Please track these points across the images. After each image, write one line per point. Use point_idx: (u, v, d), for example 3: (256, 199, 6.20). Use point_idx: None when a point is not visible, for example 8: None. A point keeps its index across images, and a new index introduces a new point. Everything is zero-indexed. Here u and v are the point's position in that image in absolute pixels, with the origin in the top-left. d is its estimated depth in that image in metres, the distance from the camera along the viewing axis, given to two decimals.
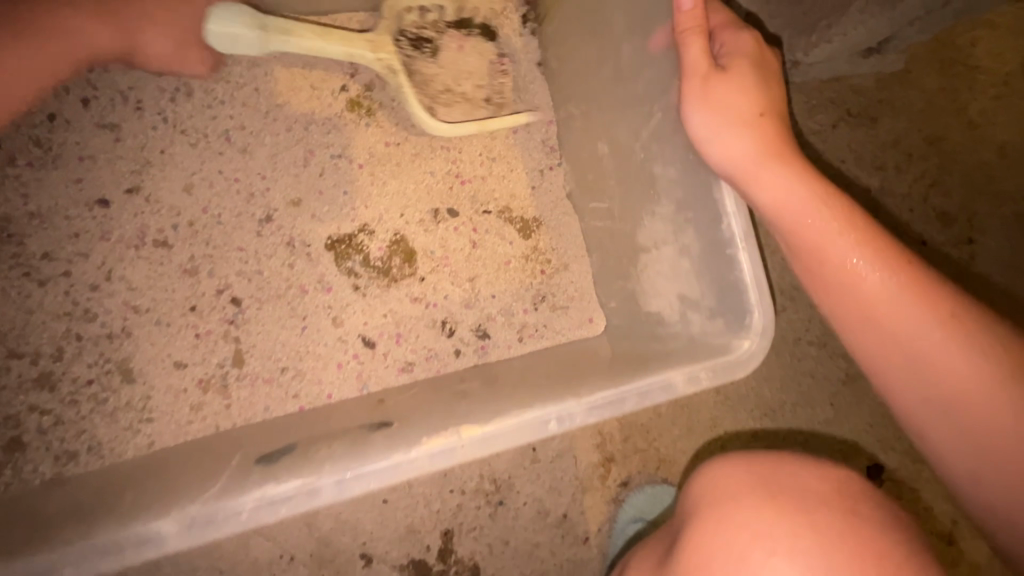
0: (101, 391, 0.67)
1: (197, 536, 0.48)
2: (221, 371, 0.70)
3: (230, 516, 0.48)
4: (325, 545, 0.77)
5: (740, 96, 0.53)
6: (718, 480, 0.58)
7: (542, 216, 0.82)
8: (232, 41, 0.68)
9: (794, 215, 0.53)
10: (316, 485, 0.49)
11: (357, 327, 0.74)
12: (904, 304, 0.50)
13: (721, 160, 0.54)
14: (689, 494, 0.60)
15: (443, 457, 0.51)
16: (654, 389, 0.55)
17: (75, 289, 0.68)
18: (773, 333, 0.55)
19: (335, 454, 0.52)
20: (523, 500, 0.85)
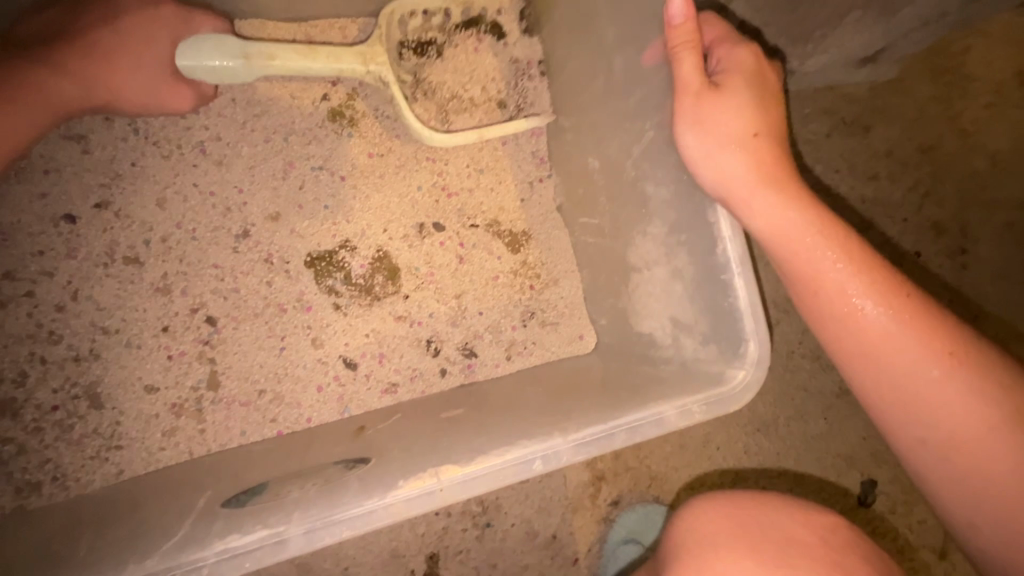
0: (67, 417, 0.64)
1: None
2: (195, 394, 0.67)
3: (190, 570, 0.45)
4: (306, 571, 0.75)
5: (735, 115, 0.51)
6: (703, 523, 0.57)
7: (531, 230, 0.80)
8: (214, 73, 0.67)
9: (789, 242, 0.51)
10: (284, 537, 0.46)
11: (338, 347, 0.71)
12: (900, 339, 0.48)
13: (712, 182, 0.52)
14: (673, 532, 0.59)
15: (423, 501, 0.49)
16: (645, 423, 0.52)
17: (39, 310, 0.65)
18: (770, 363, 0.52)
19: (307, 497, 0.50)
20: (511, 522, 0.83)
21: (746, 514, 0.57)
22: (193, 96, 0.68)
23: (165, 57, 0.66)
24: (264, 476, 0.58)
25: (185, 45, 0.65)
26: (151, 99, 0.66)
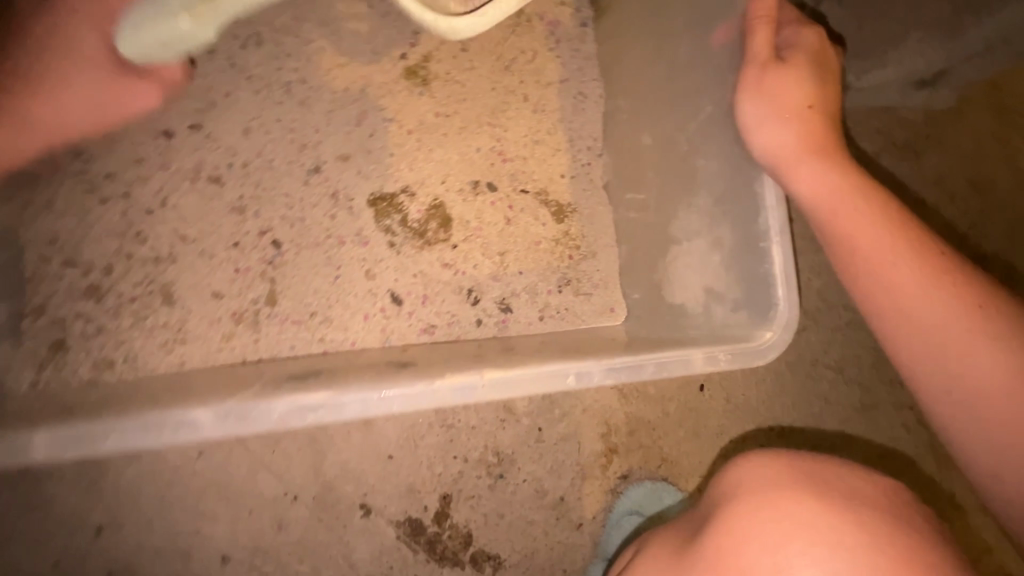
0: (143, 308, 0.70)
1: (227, 428, 0.51)
2: (255, 307, 0.73)
3: (262, 415, 0.51)
4: (328, 491, 0.79)
5: (793, 90, 0.56)
6: (767, 470, 0.62)
7: (577, 203, 0.84)
8: (169, 40, 0.59)
9: (829, 204, 0.56)
10: (346, 402, 0.52)
11: (387, 283, 0.77)
12: (928, 292, 0.52)
13: (763, 150, 0.56)
14: (734, 475, 0.64)
15: (469, 392, 0.54)
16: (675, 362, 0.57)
17: (131, 211, 0.71)
18: (797, 325, 0.57)
19: (363, 381, 0.56)
20: (523, 478, 0.87)
21: (806, 466, 0.62)
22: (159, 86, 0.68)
23: (104, 52, 0.63)
24: (322, 371, 0.64)
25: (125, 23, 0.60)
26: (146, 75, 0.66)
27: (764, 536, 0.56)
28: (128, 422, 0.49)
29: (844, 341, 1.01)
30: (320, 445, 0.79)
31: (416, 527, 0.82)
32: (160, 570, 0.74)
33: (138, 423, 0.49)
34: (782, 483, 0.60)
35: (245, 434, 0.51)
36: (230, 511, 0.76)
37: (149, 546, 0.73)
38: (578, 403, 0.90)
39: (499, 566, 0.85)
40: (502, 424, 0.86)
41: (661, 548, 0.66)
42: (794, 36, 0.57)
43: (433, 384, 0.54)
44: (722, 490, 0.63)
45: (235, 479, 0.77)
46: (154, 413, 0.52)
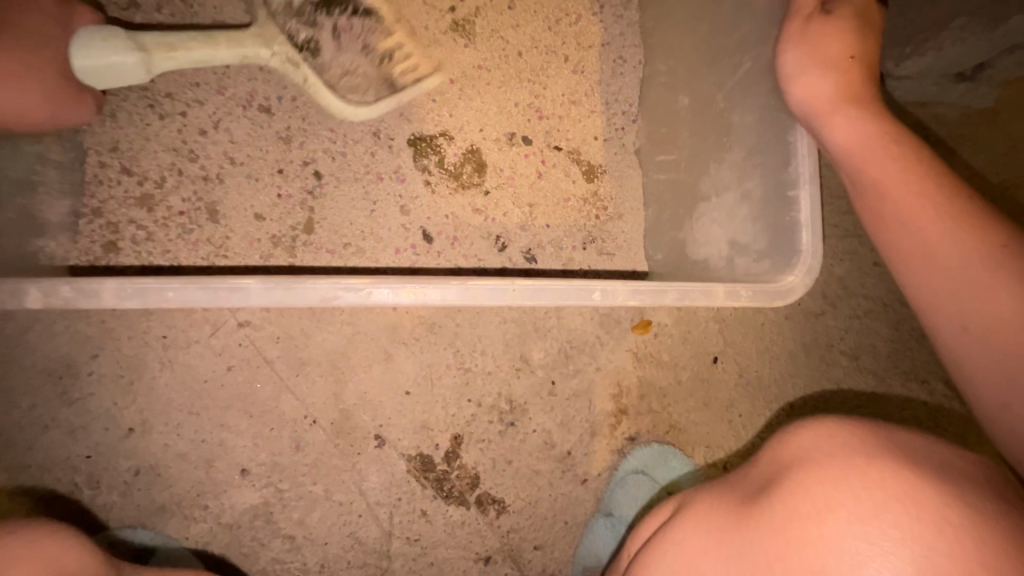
0: (189, 222, 0.74)
1: (274, 297, 0.55)
2: (293, 233, 0.77)
3: (306, 289, 0.55)
4: (346, 418, 0.82)
5: (836, 41, 0.58)
6: (850, 440, 0.54)
7: (608, 164, 0.86)
8: (107, 71, 0.65)
9: (864, 152, 0.58)
10: (382, 287, 0.57)
11: (420, 220, 0.80)
12: (956, 236, 0.53)
13: (801, 97, 0.58)
14: (805, 441, 0.56)
15: (496, 294, 0.57)
16: (694, 292, 0.58)
17: (187, 130, 0.76)
18: (819, 271, 0.58)
19: (400, 278, 0.59)
20: (533, 428, 0.89)
21: (890, 436, 0.54)
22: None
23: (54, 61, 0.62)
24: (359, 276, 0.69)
25: (77, 40, 0.64)
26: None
27: (851, 515, 0.48)
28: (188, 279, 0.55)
29: (861, 329, 1.01)
30: (342, 374, 0.82)
31: (427, 463, 0.84)
32: (183, 475, 0.77)
33: (197, 284, 0.54)
34: (868, 454, 0.51)
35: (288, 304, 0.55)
36: (252, 426, 0.79)
37: (175, 450, 0.77)
38: (593, 361, 0.92)
39: (502, 511, 0.87)
40: (517, 373, 0.89)
41: (705, 513, 0.60)
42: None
43: (463, 282, 0.57)
44: (790, 457, 0.56)
45: (260, 396, 0.80)
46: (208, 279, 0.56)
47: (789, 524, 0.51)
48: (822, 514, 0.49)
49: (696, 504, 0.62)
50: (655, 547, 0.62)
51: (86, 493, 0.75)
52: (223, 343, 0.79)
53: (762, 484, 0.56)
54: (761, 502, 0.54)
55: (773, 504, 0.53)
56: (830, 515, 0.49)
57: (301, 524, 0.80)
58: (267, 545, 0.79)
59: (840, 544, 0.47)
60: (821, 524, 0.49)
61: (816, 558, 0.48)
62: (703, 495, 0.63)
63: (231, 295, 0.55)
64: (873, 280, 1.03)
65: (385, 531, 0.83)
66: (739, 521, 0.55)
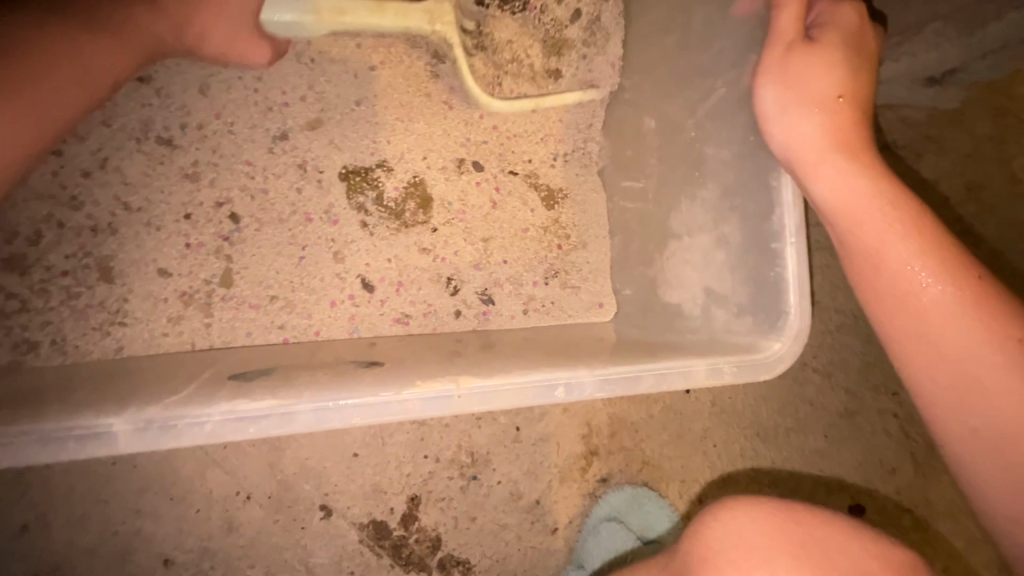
0: (75, 285, 0.62)
1: (152, 441, 0.45)
2: (207, 288, 0.66)
3: (193, 425, 0.45)
4: (286, 490, 0.73)
5: (823, 75, 0.52)
6: (755, 541, 0.50)
7: (569, 190, 0.77)
8: (287, 32, 0.66)
9: (852, 209, 0.52)
10: (294, 411, 0.47)
11: (358, 266, 0.70)
12: (955, 317, 0.49)
13: (780, 140, 0.53)
14: (714, 537, 0.51)
15: (436, 405, 0.49)
16: (673, 373, 0.52)
17: (64, 172, 0.63)
18: (807, 339, 0.53)
19: (318, 383, 0.50)
20: (497, 480, 0.82)
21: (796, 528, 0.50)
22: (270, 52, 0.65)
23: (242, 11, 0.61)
24: (282, 366, 0.58)
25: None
26: (230, 50, 0.63)
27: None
28: (36, 429, 0.44)
29: (835, 347, 0.97)
30: (278, 440, 0.73)
31: (381, 530, 0.76)
32: (95, 572, 0.67)
33: (37, 437, 0.44)
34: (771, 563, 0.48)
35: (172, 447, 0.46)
36: (175, 509, 0.69)
37: (81, 546, 0.67)
38: (560, 402, 0.85)
39: (468, 572, 0.80)
40: (478, 422, 0.81)
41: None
42: (827, 16, 0.53)
43: (397, 394, 0.48)
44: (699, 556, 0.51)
45: (181, 475, 0.69)
46: (71, 415, 0.46)
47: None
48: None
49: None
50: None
51: None
52: None
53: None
54: None
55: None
56: None
57: None
58: None
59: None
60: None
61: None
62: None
63: (92, 442, 0.44)
64: (845, 294, 0.99)
65: None
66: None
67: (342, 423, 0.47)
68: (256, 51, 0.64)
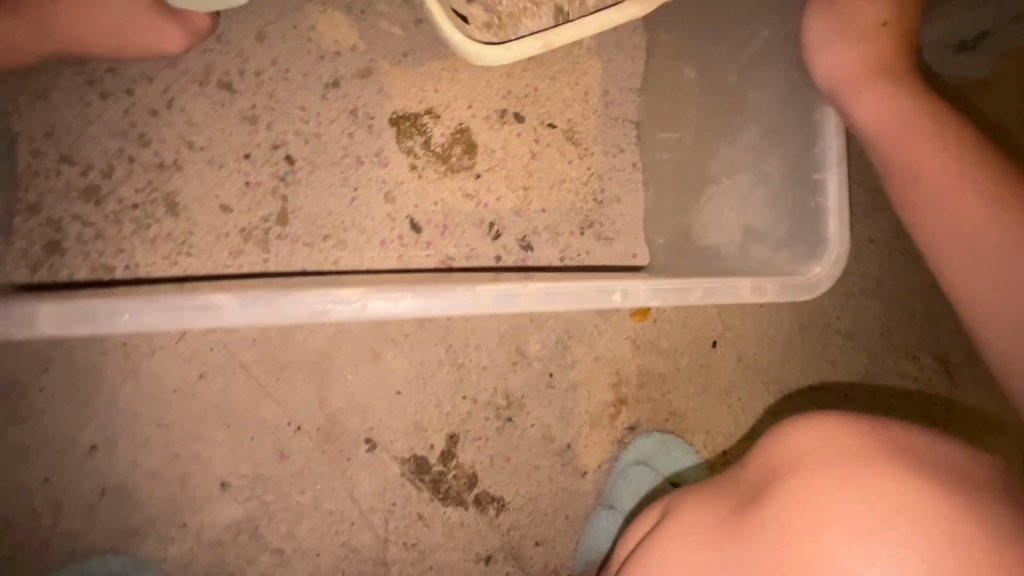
0: (145, 217, 0.66)
1: (253, 315, 0.49)
2: (265, 225, 0.69)
3: (291, 303, 0.49)
4: (332, 423, 0.77)
5: (866, 5, 0.55)
6: (837, 442, 0.50)
7: (607, 141, 0.80)
8: (199, 2, 0.59)
9: (895, 130, 0.56)
10: (380, 299, 0.51)
11: (407, 208, 0.73)
12: (992, 217, 0.52)
13: (829, 67, 0.55)
14: (796, 443, 0.52)
15: (506, 301, 0.52)
16: (720, 289, 0.55)
17: (134, 111, 0.66)
18: (846, 262, 0.56)
19: (396, 283, 0.54)
20: (531, 423, 0.85)
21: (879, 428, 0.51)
22: (185, 33, 0.63)
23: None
24: (343, 279, 0.61)
25: None
26: (136, 42, 0.62)
27: (860, 535, 0.45)
28: (152, 298, 0.48)
29: (859, 307, 0.99)
30: (326, 375, 0.77)
31: (421, 465, 0.80)
32: (156, 493, 0.71)
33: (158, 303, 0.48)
34: (864, 456, 0.48)
35: (270, 324, 0.49)
36: (230, 436, 0.73)
37: (144, 468, 0.71)
38: (591, 351, 0.88)
39: (502, 509, 0.83)
40: (512, 367, 0.84)
41: (690, 519, 0.55)
42: None
43: (471, 289, 0.52)
44: (781, 462, 0.52)
45: (237, 404, 0.73)
46: (177, 295, 0.50)
47: (782, 541, 0.48)
48: (820, 533, 0.46)
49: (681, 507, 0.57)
50: (632, 560, 0.56)
51: (46, 519, 0.68)
52: (193, 349, 0.72)
53: (752, 489, 0.53)
54: (754, 518, 0.50)
55: (765, 518, 0.49)
56: (827, 535, 0.46)
57: (290, 536, 0.75)
58: (254, 560, 0.74)
59: (840, 565, 0.45)
60: (819, 543, 0.46)
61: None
62: (688, 494, 0.59)
63: (204, 316, 0.48)
64: (869, 258, 1.00)
65: (381, 537, 0.78)
66: (729, 532, 0.51)
67: (426, 311, 0.51)
68: (170, 32, 0.62)
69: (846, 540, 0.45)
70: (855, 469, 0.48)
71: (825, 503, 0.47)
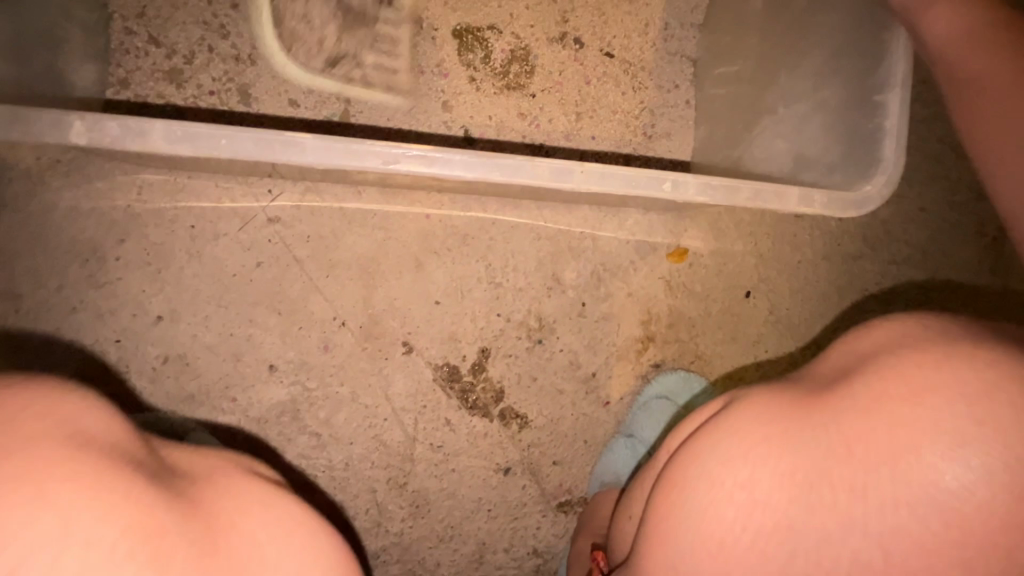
0: (220, 104, 0.70)
1: (329, 155, 0.53)
2: (327, 124, 0.73)
3: (362, 151, 0.53)
4: (373, 323, 0.81)
5: None
6: (924, 327, 0.54)
7: (664, 73, 0.80)
8: None
9: (958, 43, 0.62)
10: (447, 157, 0.55)
11: (461, 120, 0.75)
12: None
13: None
14: (887, 330, 0.56)
15: (561, 174, 0.56)
16: (767, 196, 0.56)
17: (218, 3, 0.71)
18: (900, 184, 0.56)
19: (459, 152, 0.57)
20: (560, 347, 0.88)
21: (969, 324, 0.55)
22: None
23: None
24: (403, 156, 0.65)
25: None
26: None
27: (964, 397, 0.48)
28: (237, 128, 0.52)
29: (901, 274, 0.98)
30: (371, 278, 0.81)
31: (453, 373, 0.84)
32: (213, 367, 0.77)
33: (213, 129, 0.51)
34: (962, 336, 0.52)
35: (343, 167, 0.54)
36: (281, 324, 0.78)
37: (204, 342, 0.77)
38: (625, 287, 0.90)
39: (525, 426, 0.87)
40: (548, 292, 0.87)
41: (762, 400, 0.57)
42: None
43: (530, 159, 0.55)
44: (871, 346, 0.55)
45: (289, 294, 0.79)
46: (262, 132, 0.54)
47: (875, 406, 0.51)
48: (920, 396, 0.49)
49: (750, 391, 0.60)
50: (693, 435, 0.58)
51: (115, 377, 0.75)
52: (253, 238, 0.78)
53: (837, 372, 0.56)
54: (839, 390, 0.54)
55: (854, 387, 0.52)
56: (928, 396, 0.49)
57: (327, 423, 0.80)
58: (293, 440, 0.80)
59: (936, 422, 0.48)
60: (918, 406, 0.49)
61: (906, 437, 0.48)
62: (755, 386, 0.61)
63: (267, 146, 0.52)
64: (917, 225, 0.98)
65: (410, 435, 0.83)
66: (811, 407, 0.54)
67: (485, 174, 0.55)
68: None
69: (947, 397, 0.48)
70: (953, 344, 0.51)
71: (925, 366, 0.50)
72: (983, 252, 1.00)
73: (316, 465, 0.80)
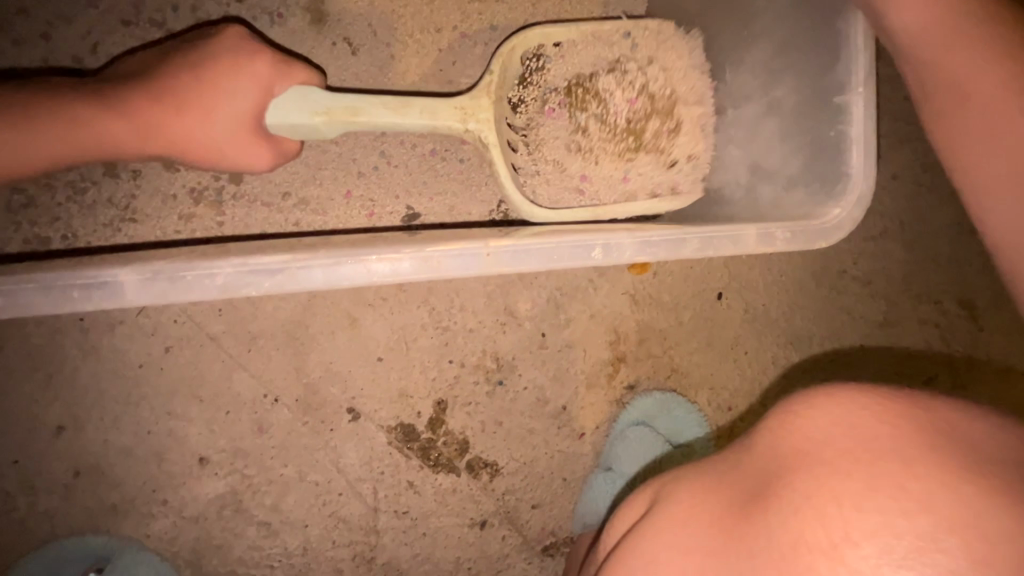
0: (80, 180, 0.62)
1: (159, 290, 0.48)
2: (217, 184, 0.64)
3: (203, 276, 0.48)
4: (312, 393, 0.73)
5: None
6: (860, 426, 0.41)
7: (611, 109, 0.68)
8: (297, 132, 0.57)
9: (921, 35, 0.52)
10: (309, 268, 0.50)
11: (371, 158, 0.67)
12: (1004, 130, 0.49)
13: None
14: (812, 433, 0.42)
15: (466, 262, 0.51)
16: (720, 239, 0.53)
17: None
18: (870, 202, 0.54)
19: (332, 247, 0.52)
20: (523, 386, 0.81)
21: (923, 419, 0.40)
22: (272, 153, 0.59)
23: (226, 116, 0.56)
24: (290, 243, 0.59)
25: (285, 100, 0.55)
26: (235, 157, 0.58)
27: (885, 549, 0.35)
28: (51, 276, 0.47)
29: (877, 249, 0.91)
30: (303, 344, 0.72)
31: (409, 433, 0.76)
32: (132, 471, 0.68)
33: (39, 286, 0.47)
34: (903, 454, 0.38)
35: (182, 300, 0.48)
36: (204, 412, 0.70)
37: (117, 446, 0.68)
38: (586, 308, 0.83)
39: (496, 474, 0.80)
40: (502, 328, 0.79)
41: (683, 518, 0.48)
42: None
43: (421, 253, 0.51)
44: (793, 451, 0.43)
45: (208, 377, 0.70)
46: (88, 267, 0.49)
47: (791, 554, 0.39)
48: (840, 550, 0.36)
49: (674, 500, 0.50)
50: (620, 552, 0.51)
51: (21, 501, 0.66)
52: (154, 321, 0.68)
53: (755, 486, 0.44)
54: (756, 518, 0.42)
55: (771, 523, 0.41)
56: (850, 550, 0.36)
57: (276, 509, 0.73)
58: (241, 534, 0.72)
59: None
60: (839, 564, 0.36)
61: None
62: (685, 483, 0.51)
63: (97, 293, 0.47)
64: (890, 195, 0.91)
65: (371, 506, 0.76)
66: (723, 541, 0.44)
67: (355, 277, 0.50)
68: (126, 131, 0.56)
69: (869, 554, 0.35)
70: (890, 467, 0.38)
71: (845, 503, 0.38)
72: (962, 215, 0.93)
73: (271, 555, 0.73)
